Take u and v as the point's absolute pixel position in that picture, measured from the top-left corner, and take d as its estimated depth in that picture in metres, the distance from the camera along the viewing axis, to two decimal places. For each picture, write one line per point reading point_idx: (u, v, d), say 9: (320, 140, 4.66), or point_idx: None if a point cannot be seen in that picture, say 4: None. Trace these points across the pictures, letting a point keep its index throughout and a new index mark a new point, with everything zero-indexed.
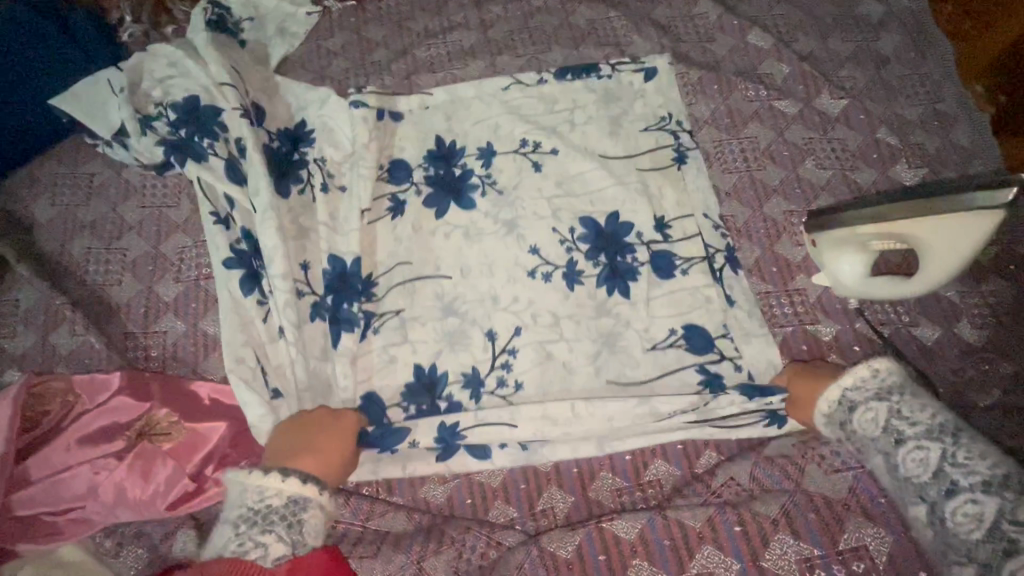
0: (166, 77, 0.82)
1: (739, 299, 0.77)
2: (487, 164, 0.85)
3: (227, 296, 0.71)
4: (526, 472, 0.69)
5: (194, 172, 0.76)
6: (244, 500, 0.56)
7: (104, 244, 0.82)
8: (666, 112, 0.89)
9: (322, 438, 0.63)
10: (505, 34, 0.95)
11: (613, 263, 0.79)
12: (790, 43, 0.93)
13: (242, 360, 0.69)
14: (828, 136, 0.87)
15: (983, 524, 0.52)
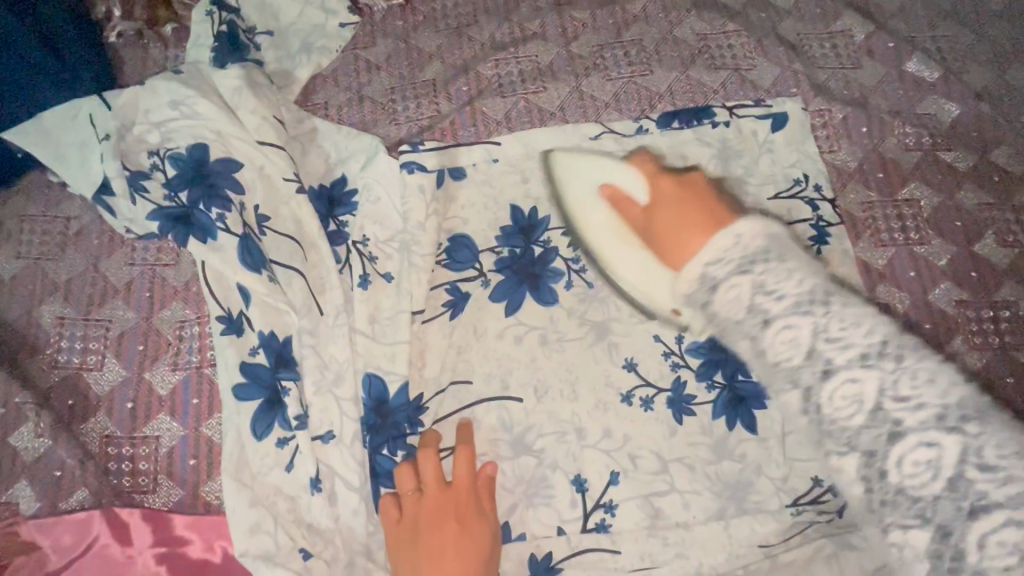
0: (164, 118, 0.62)
1: None
2: (575, 246, 0.66)
3: (237, 432, 0.56)
4: None
5: (199, 256, 0.59)
6: None
7: (82, 313, 0.64)
8: (801, 175, 0.69)
9: (453, 539, 0.52)
10: (593, 49, 0.74)
11: (733, 385, 0.63)
12: (959, 74, 0.73)
13: (256, 527, 0.53)
14: (1010, 203, 0.68)
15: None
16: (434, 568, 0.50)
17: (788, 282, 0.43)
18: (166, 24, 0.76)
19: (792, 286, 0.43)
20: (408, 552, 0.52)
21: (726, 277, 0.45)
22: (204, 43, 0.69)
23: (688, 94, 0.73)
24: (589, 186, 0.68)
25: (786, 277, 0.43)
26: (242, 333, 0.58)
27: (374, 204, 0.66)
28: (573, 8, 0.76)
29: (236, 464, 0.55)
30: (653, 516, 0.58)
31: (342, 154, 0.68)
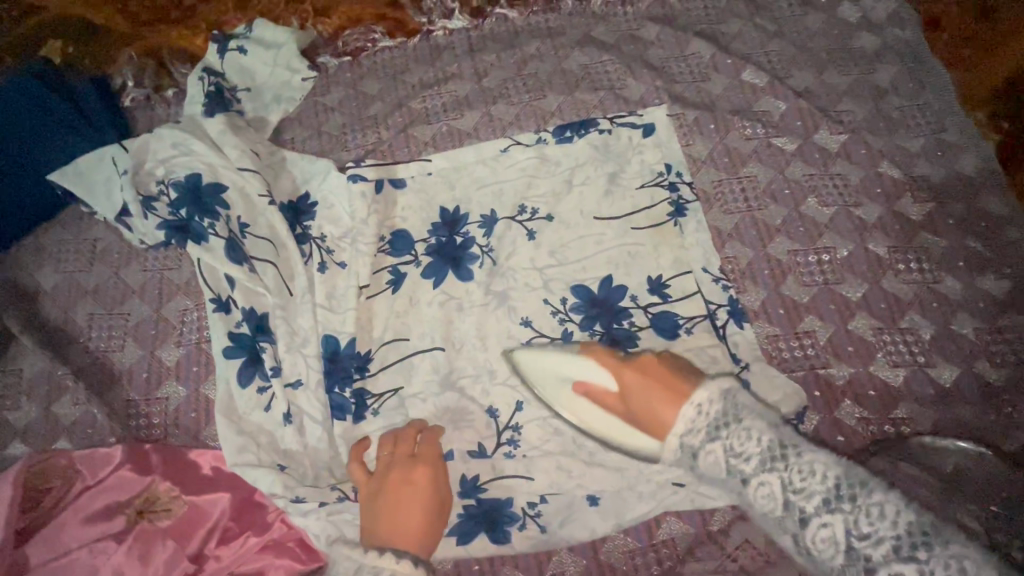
0: (167, 156, 0.82)
1: (745, 357, 0.77)
2: (488, 233, 0.84)
3: (225, 383, 0.73)
4: (540, 556, 0.68)
5: (195, 254, 0.78)
6: None
7: (107, 309, 0.83)
8: (665, 164, 0.88)
9: (415, 492, 0.63)
10: (499, 82, 0.95)
11: (611, 332, 0.79)
12: (785, 78, 0.92)
13: (242, 450, 0.69)
14: (829, 173, 0.86)
15: (837, 546, 0.48)
16: (398, 509, 0.61)
17: (750, 444, 0.53)
18: (168, 90, 0.99)
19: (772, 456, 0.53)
20: (374, 501, 0.63)
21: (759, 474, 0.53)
22: (197, 101, 0.90)
23: (574, 110, 0.92)
24: (495, 185, 0.87)
25: (750, 440, 0.53)
26: (230, 311, 0.77)
27: (329, 212, 0.85)
28: (483, 52, 0.98)
29: (226, 406, 0.72)
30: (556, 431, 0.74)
31: (305, 176, 0.88)
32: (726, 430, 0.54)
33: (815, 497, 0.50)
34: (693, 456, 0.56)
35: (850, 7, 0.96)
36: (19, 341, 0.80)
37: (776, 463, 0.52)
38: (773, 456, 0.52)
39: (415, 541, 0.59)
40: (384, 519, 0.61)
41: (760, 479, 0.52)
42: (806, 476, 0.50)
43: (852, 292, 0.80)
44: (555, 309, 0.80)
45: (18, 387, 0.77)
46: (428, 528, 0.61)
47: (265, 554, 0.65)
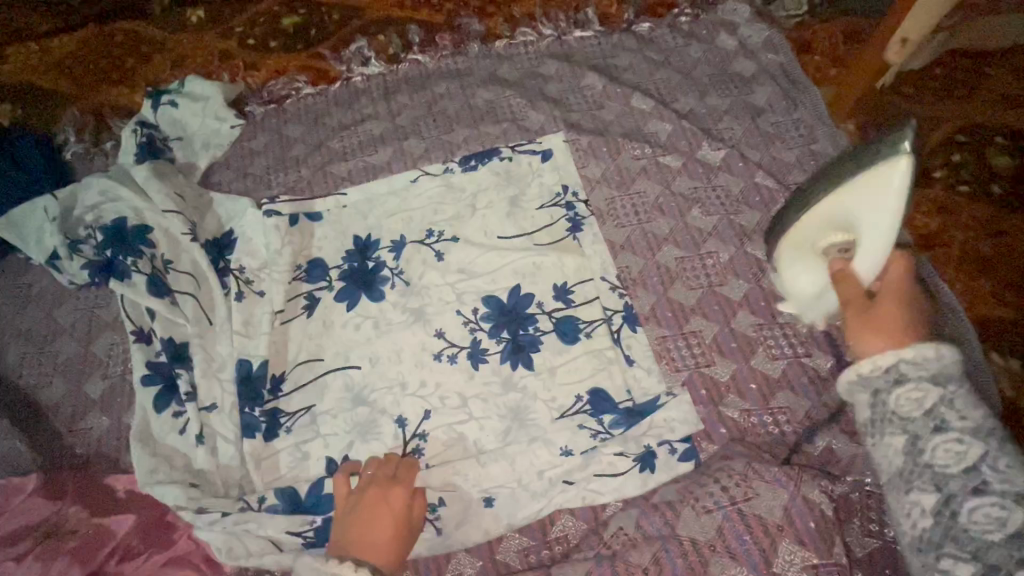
0: (96, 203, 0.89)
1: (637, 358, 0.81)
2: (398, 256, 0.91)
3: (142, 410, 0.77)
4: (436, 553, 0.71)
5: (117, 289, 0.82)
6: None
7: (38, 348, 0.87)
8: (562, 185, 0.95)
9: (388, 513, 0.64)
10: (412, 120, 1.04)
11: (516, 338, 0.84)
12: (671, 103, 1.01)
13: (153, 471, 0.73)
14: (712, 185, 0.93)
15: (1005, 529, 0.42)
16: (360, 531, 0.62)
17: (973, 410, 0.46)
18: (106, 142, 1.06)
19: (974, 412, 0.46)
20: (349, 515, 0.64)
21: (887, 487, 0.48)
22: (129, 150, 0.98)
23: (480, 142, 1.01)
24: (405, 213, 0.94)
25: (974, 405, 0.46)
26: (150, 342, 0.82)
27: (249, 245, 0.91)
28: (397, 95, 1.06)
29: (141, 432, 0.76)
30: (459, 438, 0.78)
31: (229, 214, 0.95)
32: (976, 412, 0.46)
33: (1009, 489, 0.43)
34: (892, 383, 0.49)
35: (728, 36, 1.06)
36: None
37: (988, 438, 0.45)
38: (985, 431, 0.46)
39: (382, 556, 0.61)
40: (354, 532, 0.62)
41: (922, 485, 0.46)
42: (1015, 465, 0.44)
43: (735, 292, 0.85)
44: (459, 323, 0.85)
45: None
46: (396, 547, 0.63)
47: (167, 568, 0.67)
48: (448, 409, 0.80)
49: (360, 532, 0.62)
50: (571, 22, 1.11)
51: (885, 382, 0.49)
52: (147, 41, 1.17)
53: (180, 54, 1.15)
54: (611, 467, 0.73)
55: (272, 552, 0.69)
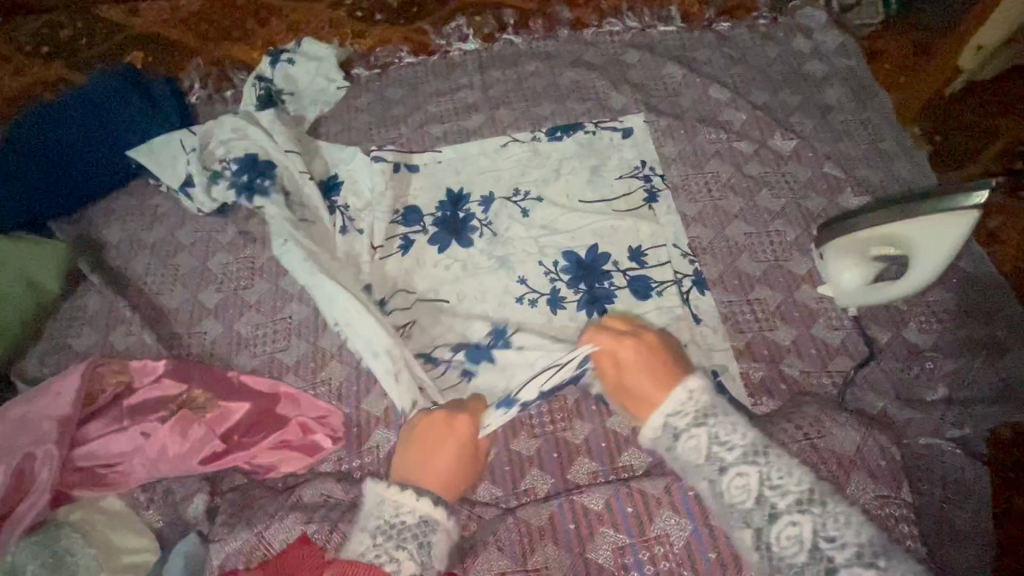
0: (228, 139, 1.00)
1: (705, 317, 0.88)
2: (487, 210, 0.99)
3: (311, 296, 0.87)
4: (511, 459, 0.78)
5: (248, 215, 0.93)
6: (382, 512, 0.57)
7: (162, 260, 0.98)
8: (640, 161, 1.03)
9: (451, 445, 0.63)
10: (503, 92, 1.12)
11: (592, 290, 0.91)
12: (746, 95, 1.08)
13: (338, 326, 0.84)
14: (781, 172, 1.00)
15: (804, 547, 0.53)
16: (426, 455, 0.62)
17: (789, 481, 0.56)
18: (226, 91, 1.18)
19: (792, 482, 0.56)
20: (411, 444, 0.64)
21: (737, 466, 0.57)
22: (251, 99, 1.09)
23: (564, 115, 1.09)
24: (494, 172, 1.02)
25: (789, 475, 0.56)
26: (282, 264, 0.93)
27: (353, 187, 1.01)
28: (490, 69, 1.16)
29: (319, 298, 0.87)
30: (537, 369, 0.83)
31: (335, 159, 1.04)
32: (764, 459, 0.57)
33: (820, 526, 0.54)
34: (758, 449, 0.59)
35: (803, 39, 1.13)
36: (89, 281, 0.96)
37: (812, 506, 0.55)
38: (819, 501, 0.55)
39: (443, 488, 0.61)
40: (413, 463, 0.62)
41: (738, 471, 0.57)
42: (839, 524, 0.53)
43: (799, 267, 0.92)
44: (538, 271, 0.93)
45: (83, 318, 0.93)
46: (460, 476, 0.63)
47: (277, 451, 0.74)
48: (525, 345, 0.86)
49: (424, 464, 0.62)
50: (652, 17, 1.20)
51: (667, 439, 0.60)
52: (265, 7, 1.29)
53: (294, 20, 1.27)
54: None
55: (370, 449, 0.78)
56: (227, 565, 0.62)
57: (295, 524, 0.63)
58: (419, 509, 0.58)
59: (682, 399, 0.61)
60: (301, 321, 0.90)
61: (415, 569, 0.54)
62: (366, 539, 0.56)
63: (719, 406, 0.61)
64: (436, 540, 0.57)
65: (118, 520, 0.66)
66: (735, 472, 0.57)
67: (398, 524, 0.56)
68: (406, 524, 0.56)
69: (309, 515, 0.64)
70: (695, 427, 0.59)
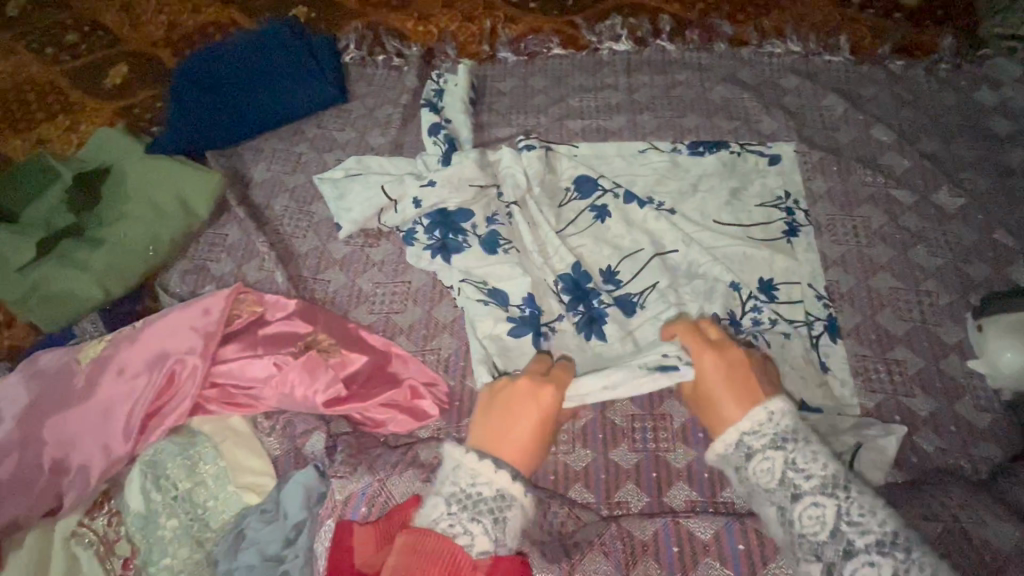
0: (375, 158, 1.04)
1: (833, 367, 0.82)
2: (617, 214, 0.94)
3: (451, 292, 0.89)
4: (607, 466, 0.75)
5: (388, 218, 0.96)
6: (458, 481, 0.59)
7: (299, 205, 1.03)
8: (782, 191, 0.97)
9: (532, 419, 0.62)
10: (648, 98, 1.10)
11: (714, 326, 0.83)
12: (913, 142, 1.01)
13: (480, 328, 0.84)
14: (942, 230, 0.92)
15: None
16: (508, 427, 0.62)
17: (815, 465, 0.61)
18: (377, 56, 1.23)
19: (817, 470, 0.61)
20: (494, 410, 0.63)
21: (812, 496, 0.60)
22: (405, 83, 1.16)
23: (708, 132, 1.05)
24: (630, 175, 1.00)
25: (815, 461, 0.61)
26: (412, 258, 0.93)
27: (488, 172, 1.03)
28: (638, 73, 1.14)
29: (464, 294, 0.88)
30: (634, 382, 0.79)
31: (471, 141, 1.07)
32: (844, 493, 0.60)
33: (869, 540, 0.57)
34: (744, 458, 0.64)
35: (989, 91, 1.04)
36: (231, 212, 1.02)
37: (837, 491, 0.60)
38: (831, 486, 0.60)
39: (518, 460, 0.61)
40: (495, 429, 0.62)
41: (813, 500, 0.60)
42: (864, 514, 0.59)
43: (948, 335, 0.84)
44: (647, 290, 0.87)
45: (224, 247, 1.00)
46: (534, 450, 0.62)
47: (386, 409, 0.76)
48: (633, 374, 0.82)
49: (501, 432, 0.62)
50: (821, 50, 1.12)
51: (739, 457, 0.64)
52: None
53: None
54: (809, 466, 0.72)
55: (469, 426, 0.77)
56: (345, 506, 0.64)
57: (415, 479, 0.66)
58: (495, 482, 0.59)
59: (760, 420, 0.64)
60: (419, 288, 0.92)
61: (487, 545, 0.56)
62: (437, 509, 0.58)
63: (802, 433, 0.64)
64: (510, 516, 0.58)
65: (241, 440, 0.70)
66: (810, 504, 0.60)
67: (473, 494, 0.58)
68: (480, 496, 0.58)
69: (428, 474, 0.66)
70: (771, 451, 0.63)
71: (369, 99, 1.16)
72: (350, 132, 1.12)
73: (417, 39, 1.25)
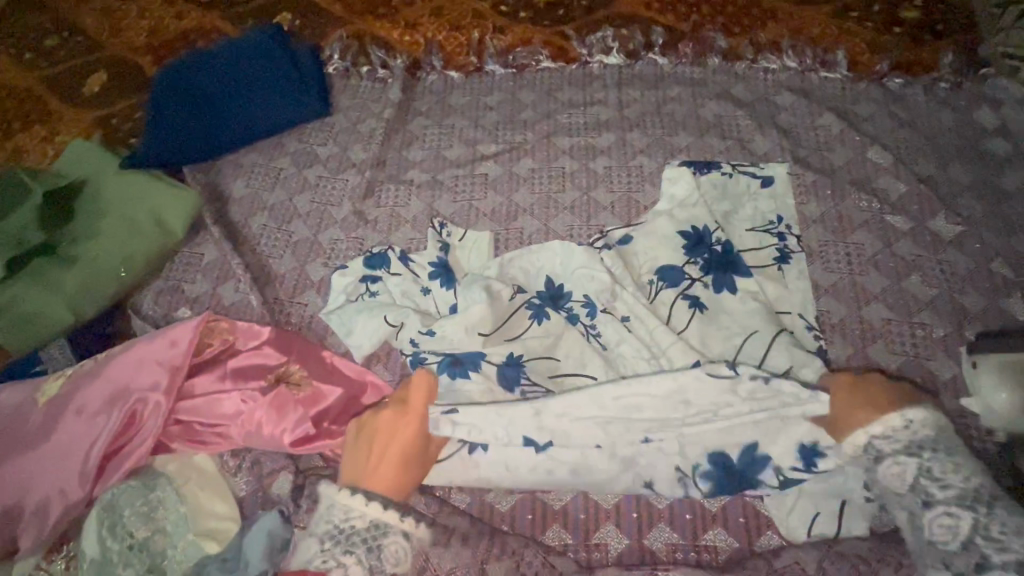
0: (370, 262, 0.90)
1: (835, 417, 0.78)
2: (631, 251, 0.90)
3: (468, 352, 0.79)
4: (586, 505, 0.75)
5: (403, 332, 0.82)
6: (331, 518, 0.63)
7: (277, 224, 1.00)
8: (773, 217, 0.94)
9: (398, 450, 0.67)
10: (638, 115, 1.07)
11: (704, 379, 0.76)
12: (910, 164, 0.97)
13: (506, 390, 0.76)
14: (938, 257, 0.89)
15: None
16: (374, 457, 0.66)
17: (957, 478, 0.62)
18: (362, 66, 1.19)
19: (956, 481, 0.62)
20: (358, 446, 0.68)
21: (895, 457, 0.64)
22: (390, 97, 1.14)
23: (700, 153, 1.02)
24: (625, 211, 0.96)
25: (955, 472, 0.62)
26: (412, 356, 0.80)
27: (473, 196, 1.01)
28: (629, 88, 1.10)
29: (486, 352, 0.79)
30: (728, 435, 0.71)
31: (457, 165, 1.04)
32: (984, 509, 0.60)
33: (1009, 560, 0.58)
34: (875, 460, 0.65)
35: (989, 112, 1.01)
36: (206, 231, 0.99)
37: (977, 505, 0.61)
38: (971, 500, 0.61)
39: (388, 491, 0.65)
40: (362, 465, 0.66)
41: (946, 510, 0.61)
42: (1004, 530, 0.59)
43: (942, 371, 0.82)
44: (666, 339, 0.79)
45: (198, 266, 0.96)
46: (401, 478, 0.66)
47: None
48: (589, 471, 0.72)
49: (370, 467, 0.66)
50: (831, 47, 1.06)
51: (870, 459, 0.66)
52: None
53: (440, 5, 1.26)
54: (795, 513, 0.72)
55: None
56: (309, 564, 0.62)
57: None
58: (368, 514, 0.63)
59: (894, 427, 0.65)
60: None
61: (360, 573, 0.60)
62: (312, 545, 0.62)
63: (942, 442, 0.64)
64: (386, 543, 0.62)
65: (208, 480, 0.69)
66: (891, 462, 0.64)
67: (347, 529, 0.62)
68: (354, 529, 0.62)
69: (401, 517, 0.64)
70: (907, 457, 0.64)
71: (352, 113, 1.13)
72: (333, 147, 1.09)
73: (403, 49, 1.21)
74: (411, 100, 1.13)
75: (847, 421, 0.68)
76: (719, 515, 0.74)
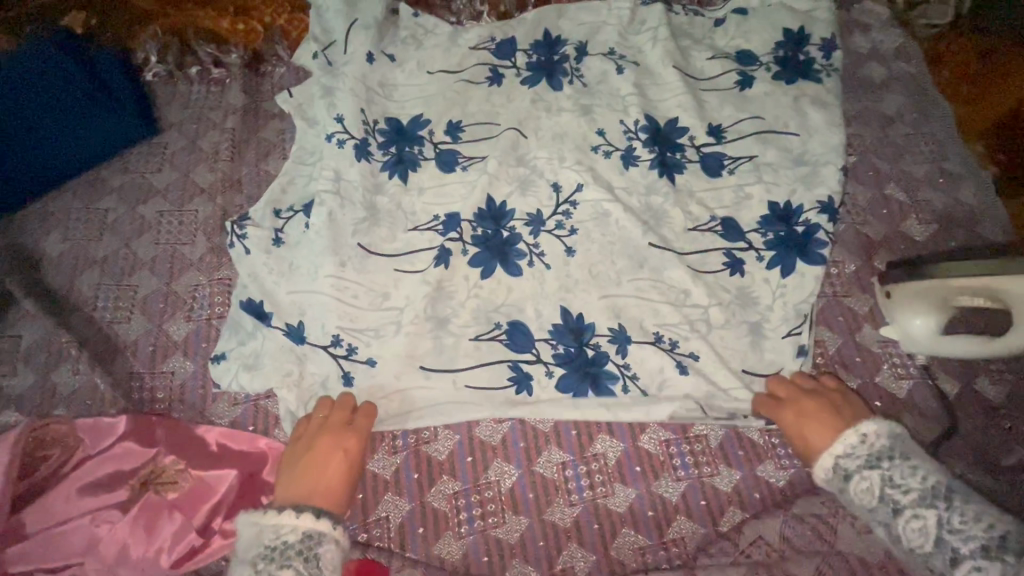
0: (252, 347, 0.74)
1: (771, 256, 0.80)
2: (537, 233, 0.80)
3: (330, 285, 0.75)
4: (545, 530, 0.69)
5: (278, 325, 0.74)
6: (262, 539, 0.56)
7: (115, 280, 0.81)
8: (714, 123, 0.88)
9: (341, 462, 0.64)
10: None
11: (663, 157, 0.85)
12: None
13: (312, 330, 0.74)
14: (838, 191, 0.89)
15: None
16: (317, 469, 0.63)
17: (912, 479, 0.59)
18: (192, 68, 0.98)
19: (914, 483, 0.58)
20: (296, 464, 0.63)
21: (859, 471, 0.61)
22: (235, 104, 0.96)
23: (579, 96, 0.89)
24: (500, 91, 0.89)
25: (911, 475, 0.59)
26: (303, 341, 0.74)
27: None
28: None
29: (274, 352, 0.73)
30: (647, 98, 0.90)
31: (328, 91, 0.87)
32: (944, 503, 0.57)
33: (974, 547, 0.54)
34: (843, 480, 0.61)
35: (860, 37, 1.01)
36: (20, 306, 0.79)
37: (937, 501, 0.57)
38: (930, 497, 0.58)
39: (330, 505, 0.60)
40: (300, 478, 0.62)
41: (913, 513, 0.58)
42: (906, 475, 0.59)
43: (860, 305, 0.82)
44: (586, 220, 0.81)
45: (15, 353, 0.76)
46: (343, 493, 0.62)
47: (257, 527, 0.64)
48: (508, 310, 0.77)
49: (307, 487, 0.61)
50: (718, 20, 0.97)
51: (838, 480, 0.62)
52: None
53: None
54: (747, 480, 0.72)
55: (379, 521, 0.69)
56: None
57: None
58: (301, 526, 0.56)
59: (853, 443, 0.62)
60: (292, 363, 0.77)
61: None
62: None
63: (899, 450, 0.61)
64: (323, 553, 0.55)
65: None
66: (910, 515, 0.58)
67: (280, 546, 0.55)
68: (286, 544, 0.55)
69: None
70: (867, 470, 0.60)
71: (189, 128, 0.94)
72: (171, 173, 0.90)
73: (238, 40, 0.98)
74: (259, 102, 0.96)
75: (810, 443, 0.66)
76: (683, 503, 0.71)
